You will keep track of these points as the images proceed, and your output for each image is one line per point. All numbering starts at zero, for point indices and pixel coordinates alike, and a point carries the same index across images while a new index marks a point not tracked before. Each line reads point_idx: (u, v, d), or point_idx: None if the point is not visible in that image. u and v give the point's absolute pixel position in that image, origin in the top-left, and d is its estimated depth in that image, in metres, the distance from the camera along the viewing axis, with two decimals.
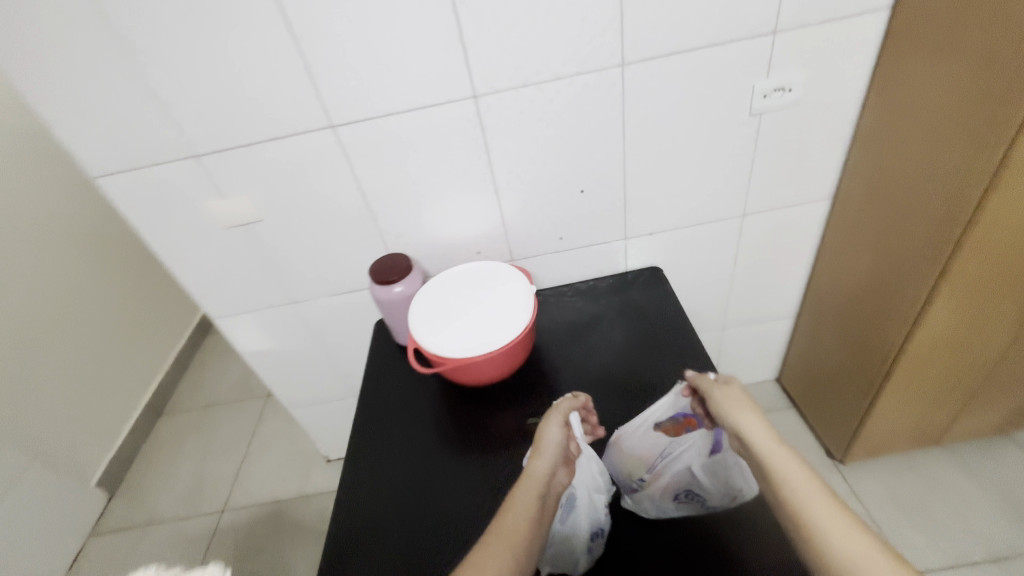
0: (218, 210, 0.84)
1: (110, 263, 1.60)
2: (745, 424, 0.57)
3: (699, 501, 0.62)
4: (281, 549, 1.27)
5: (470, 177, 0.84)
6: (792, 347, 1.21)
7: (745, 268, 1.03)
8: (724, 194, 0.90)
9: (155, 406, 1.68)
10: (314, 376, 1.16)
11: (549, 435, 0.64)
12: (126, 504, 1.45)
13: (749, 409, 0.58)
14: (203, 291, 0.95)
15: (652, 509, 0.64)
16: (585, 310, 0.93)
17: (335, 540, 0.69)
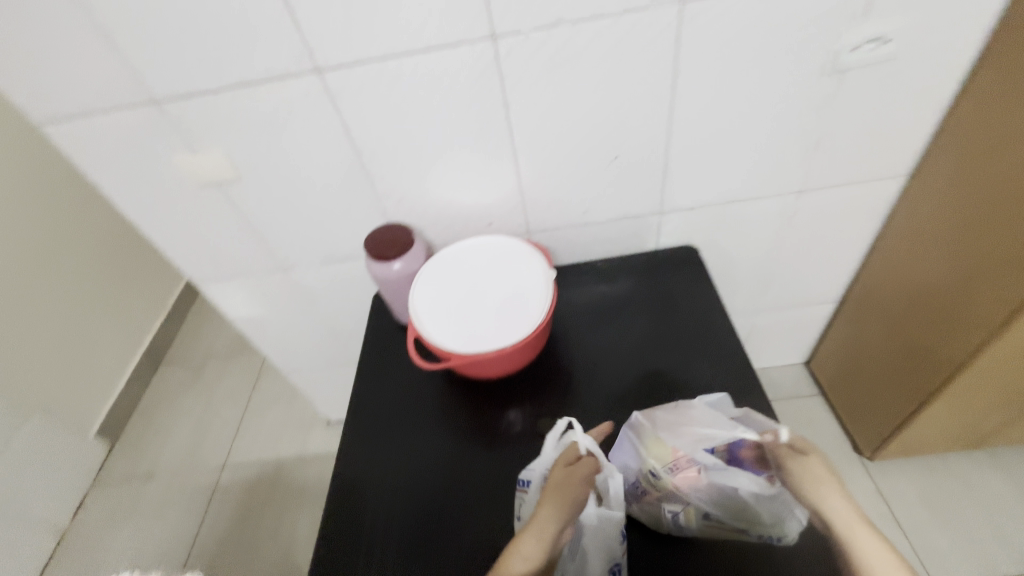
0: (189, 167, 0.72)
1: (94, 208, 1.50)
2: (828, 503, 0.47)
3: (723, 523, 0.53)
4: (281, 510, 1.26)
5: (484, 137, 0.71)
6: (828, 333, 1.10)
7: (790, 250, 0.91)
8: (781, 167, 0.76)
9: (152, 356, 1.64)
10: (309, 343, 1.08)
11: (569, 482, 0.53)
12: (128, 455, 1.45)
13: (836, 488, 0.48)
14: (182, 255, 0.86)
15: (667, 514, 0.54)
16: (608, 292, 0.82)
17: (329, 549, 0.62)
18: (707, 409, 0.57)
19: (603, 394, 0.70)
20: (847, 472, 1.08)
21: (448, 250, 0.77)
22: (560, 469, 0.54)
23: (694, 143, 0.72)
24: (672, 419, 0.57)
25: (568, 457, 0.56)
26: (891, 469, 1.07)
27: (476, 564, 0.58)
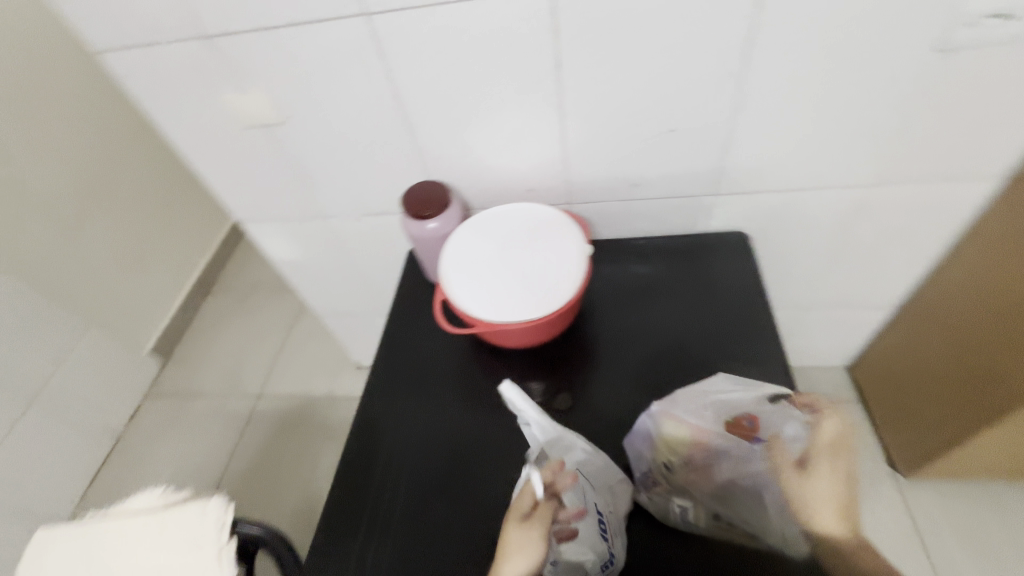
0: (237, 107, 0.72)
1: (153, 137, 1.56)
2: (826, 526, 0.47)
3: (739, 525, 0.51)
4: (308, 444, 1.34)
5: (531, 98, 0.67)
6: (879, 339, 1.03)
7: (852, 248, 0.83)
8: (855, 157, 0.69)
9: (202, 284, 1.74)
10: (343, 291, 1.10)
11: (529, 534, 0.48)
12: (176, 373, 1.57)
13: (831, 512, 0.48)
14: (228, 194, 0.88)
15: (675, 508, 0.52)
16: (646, 273, 0.78)
17: (343, 493, 0.64)
18: (731, 393, 0.53)
19: (628, 377, 0.68)
20: (878, 486, 1.03)
21: (483, 215, 0.75)
22: (515, 524, 0.48)
23: (760, 121, 0.66)
24: (693, 403, 0.54)
25: (522, 505, 0.49)
26: (926, 488, 1.02)
27: (481, 529, 0.59)
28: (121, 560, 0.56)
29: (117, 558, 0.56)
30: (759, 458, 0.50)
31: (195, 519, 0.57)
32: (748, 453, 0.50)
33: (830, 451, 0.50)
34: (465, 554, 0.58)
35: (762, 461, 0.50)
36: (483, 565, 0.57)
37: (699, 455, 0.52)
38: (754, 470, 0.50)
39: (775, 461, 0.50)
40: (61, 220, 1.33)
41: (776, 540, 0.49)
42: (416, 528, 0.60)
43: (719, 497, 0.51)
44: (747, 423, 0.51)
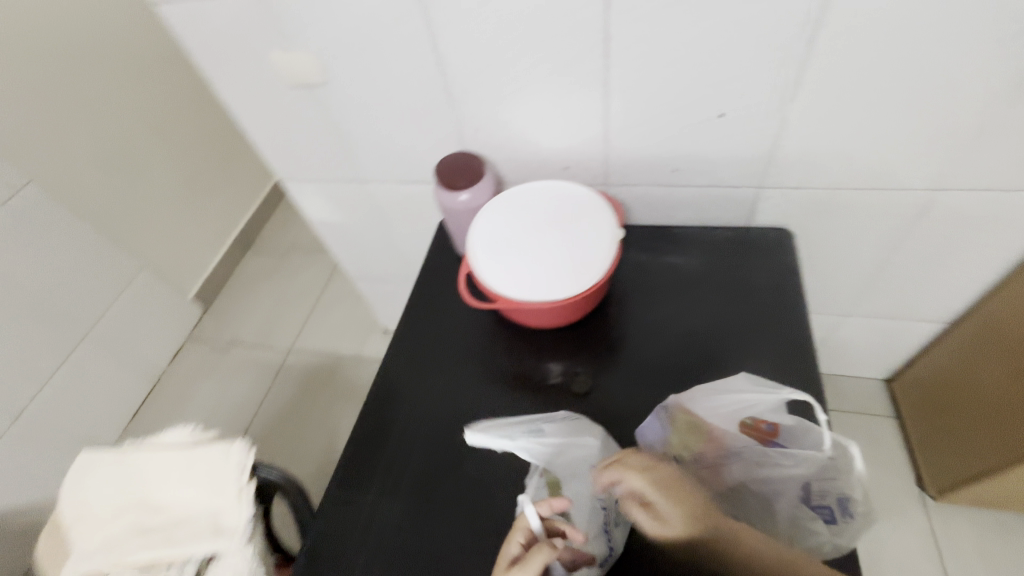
0: (282, 66, 0.73)
1: (206, 92, 1.61)
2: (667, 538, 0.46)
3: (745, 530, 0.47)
4: (332, 400, 1.39)
5: (575, 73, 0.64)
6: (924, 355, 0.97)
7: (906, 255, 0.78)
8: (920, 157, 0.64)
9: (245, 238, 1.81)
10: (375, 255, 1.12)
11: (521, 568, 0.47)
12: (216, 321, 1.65)
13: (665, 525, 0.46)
14: (271, 151, 0.90)
15: None
16: (679, 264, 0.76)
17: (356, 450, 0.66)
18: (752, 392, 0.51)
19: (649, 368, 0.67)
20: (903, 506, 0.99)
21: (516, 191, 0.74)
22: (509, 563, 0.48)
23: (818, 112, 0.62)
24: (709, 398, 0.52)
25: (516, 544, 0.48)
26: (956, 514, 0.97)
27: (487, 502, 0.60)
28: (155, 486, 0.61)
29: (150, 485, 0.61)
30: (778, 463, 0.47)
31: (220, 457, 0.61)
32: (766, 456, 0.47)
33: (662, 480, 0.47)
34: (469, 524, 0.58)
35: (781, 466, 0.47)
36: (486, 536, 0.57)
37: (710, 452, 0.50)
38: (772, 476, 0.47)
39: (796, 468, 0.46)
40: (118, 166, 1.40)
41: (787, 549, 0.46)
42: (420, 501, 0.61)
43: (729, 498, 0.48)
44: (767, 427, 0.49)
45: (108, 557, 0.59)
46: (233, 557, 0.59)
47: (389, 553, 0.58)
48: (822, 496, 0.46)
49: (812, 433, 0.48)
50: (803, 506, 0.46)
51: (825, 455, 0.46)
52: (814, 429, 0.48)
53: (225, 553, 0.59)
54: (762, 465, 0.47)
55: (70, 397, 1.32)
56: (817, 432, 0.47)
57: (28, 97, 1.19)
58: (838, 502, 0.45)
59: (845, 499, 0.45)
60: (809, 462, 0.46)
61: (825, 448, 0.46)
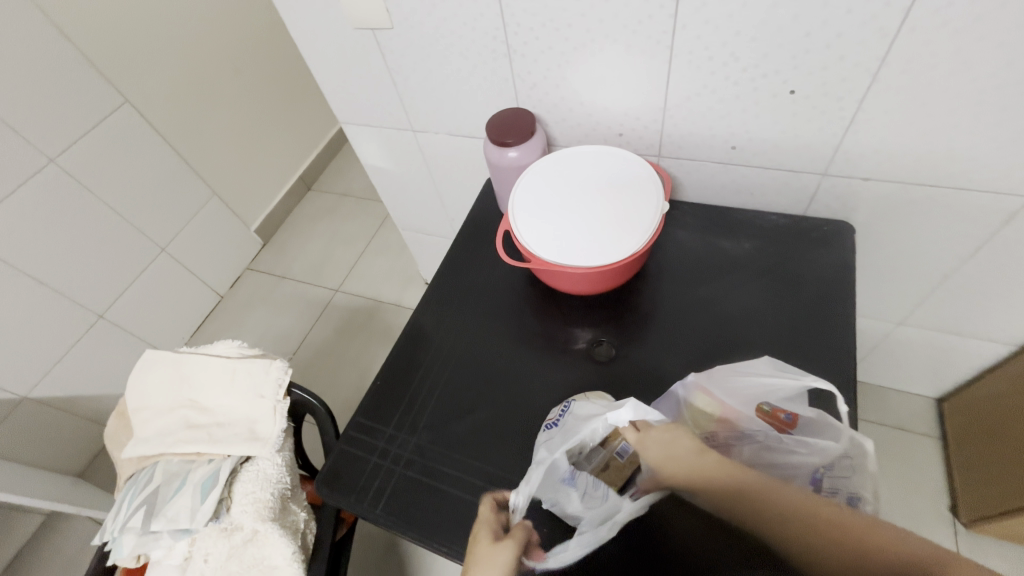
0: (350, 7, 0.74)
1: (280, 32, 1.66)
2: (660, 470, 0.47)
3: None
4: (369, 342, 1.47)
5: (641, 33, 0.62)
6: (986, 379, 0.90)
7: (981, 266, 0.71)
8: (1018, 158, 0.57)
9: (306, 180, 1.89)
10: (422, 207, 1.15)
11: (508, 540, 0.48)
12: (272, 255, 1.75)
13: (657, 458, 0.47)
14: (333, 92, 0.93)
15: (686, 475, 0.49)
16: (724, 247, 0.73)
17: (382, 385, 0.70)
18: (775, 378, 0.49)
19: (676, 346, 0.66)
20: (930, 531, 0.94)
21: (564, 153, 0.73)
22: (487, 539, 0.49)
23: (905, 97, 0.56)
24: (729, 378, 0.50)
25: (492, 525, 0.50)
26: (989, 549, 0.91)
27: (496, 450, 0.62)
28: (203, 390, 0.68)
29: (199, 388, 0.68)
30: (791, 451, 0.45)
31: (260, 373, 0.67)
32: (779, 443, 0.46)
33: (654, 443, 0.48)
34: (477, 467, 0.61)
35: (794, 454, 0.45)
36: (488, 487, 0.60)
37: (723, 432, 0.49)
38: (785, 463, 0.46)
39: (810, 457, 0.45)
40: (197, 98, 1.48)
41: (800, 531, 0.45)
42: (432, 445, 0.64)
43: None
44: (785, 417, 0.48)
45: (159, 444, 0.66)
46: (264, 462, 0.65)
47: (401, 481, 0.62)
48: (832, 492, 0.44)
49: (830, 426, 0.46)
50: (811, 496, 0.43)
51: (842, 448, 0.44)
52: (832, 422, 0.46)
53: (259, 458, 0.65)
54: (774, 450, 0.46)
55: (140, 307, 1.45)
56: (835, 426, 0.45)
57: (123, 23, 1.26)
58: (847, 501, 0.43)
59: (856, 498, 0.42)
60: (824, 454, 0.44)
61: (841, 442, 0.44)
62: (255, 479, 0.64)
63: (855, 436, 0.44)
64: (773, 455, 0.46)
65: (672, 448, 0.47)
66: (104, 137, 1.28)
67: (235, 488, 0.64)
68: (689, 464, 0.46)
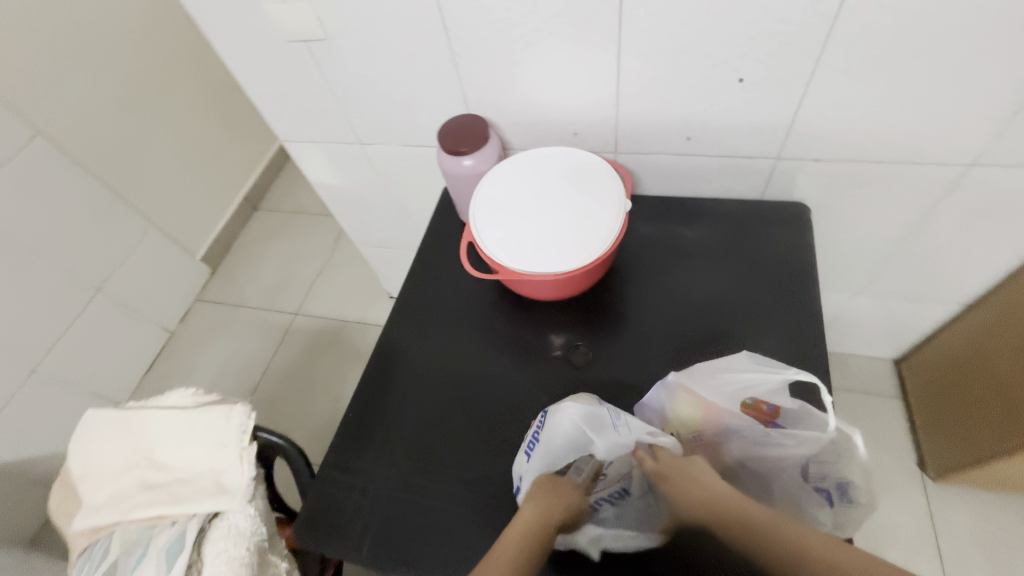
0: (279, 18, 0.70)
1: (207, 45, 1.55)
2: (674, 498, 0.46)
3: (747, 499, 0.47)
4: (337, 364, 1.41)
5: (587, 31, 0.60)
6: (938, 338, 0.94)
7: (928, 233, 0.74)
8: (953, 131, 0.59)
9: (251, 200, 1.79)
10: (378, 220, 1.10)
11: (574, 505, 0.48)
12: (223, 283, 1.66)
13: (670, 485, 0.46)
14: (269, 108, 0.87)
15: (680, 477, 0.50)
16: (683, 238, 0.73)
17: (355, 417, 0.66)
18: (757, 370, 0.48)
19: (651, 342, 0.65)
20: (900, 487, 0.98)
21: (520, 157, 0.71)
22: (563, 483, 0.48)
23: (849, 78, 0.57)
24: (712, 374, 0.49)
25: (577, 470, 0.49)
26: (954, 497, 0.96)
27: (481, 471, 0.60)
28: (157, 446, 0.62)
29: (153, 443, 0.62)
30: (780, 444, 0.45)
31: (221, 420, 0.62)
32: (765, 437, 0.45)
33: (671, 470, 0.46)
34: (463, 489, 0.59)
35: (783, 447, 0.45)
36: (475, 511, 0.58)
37: (710, 428, 0.48)
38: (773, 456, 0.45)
39: (797, 448, 0.44)
40: (122, 123, 1.37)
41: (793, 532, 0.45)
42: (414, 473, 0.61)
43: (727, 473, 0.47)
44: (768, 408, 0.47)
45: (113, 513, 0.61)
46: (236, 515, 0.60)
47: (384, 516, 0.59)
48: (821, 478, 0.44)
49: (811, 416, 0.46)
50: (803, 487, 0.44)
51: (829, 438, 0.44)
52: (813, 412, 0.45)
53: (229, 512, 0.60)
54: (761, 445, 0.45)
55: (81, 353, 1.35)
56: (821, 416, 0.45)
57: (26, 48, 1.15)
58: (837, 485, 0.44)
59: (845, 482, 0.43)
60: (810, 445, 0.43)
61: (828, 431, 0.43)
62: (228, 535, 0.59)
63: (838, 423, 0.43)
64: (763, 450, 0.45)
65: (690, 476, 0.45)
66: (17, 175, 1.17)
67: (205, 549, 0.59)
68: (708, 495, 0.44)
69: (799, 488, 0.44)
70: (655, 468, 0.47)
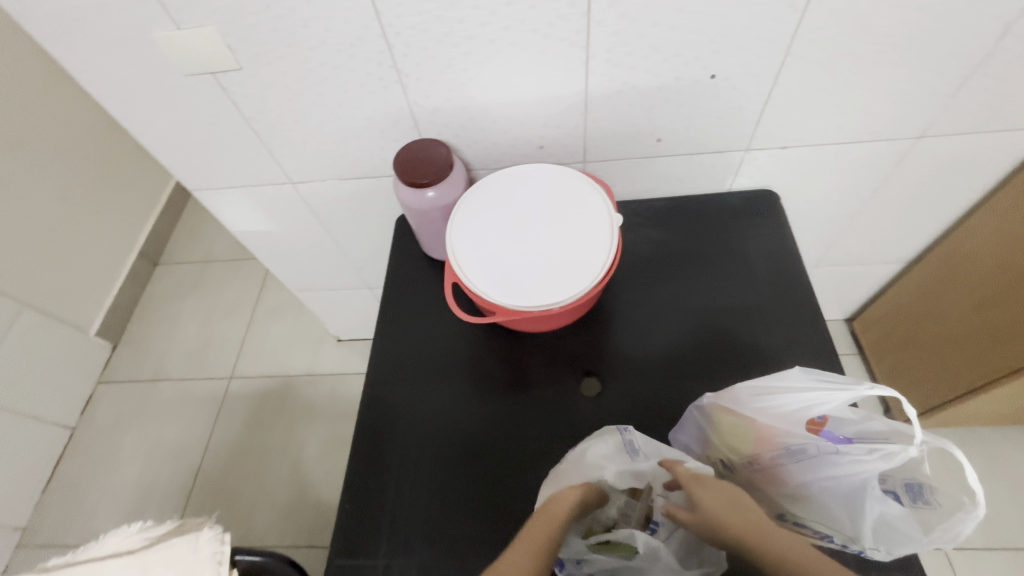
0: (176, 49, 0.57)
1: (67, 82, 1.29)
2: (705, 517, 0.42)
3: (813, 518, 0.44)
4: (291, 426, 1.26)
5: (553, 39, 0.55)
6: (884, 293, 1.02)
7: (879, 203, 0.78)
8: (909, 107, 0.62)
9: (148, 254, 1.55)
10: (318, 262, 0.98)
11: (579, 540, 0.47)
12: (131, 357, 1.42)
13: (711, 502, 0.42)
14: (172, 155, 0.73)
15: None
16: (662, 242, 0.70)
17: (352, 507, 0.57)
18: (812, 376, 0.44)
19: (658, 356, 0.62)
20: None
21: (487, 180, 0.65)
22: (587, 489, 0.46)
23: (816, 66, 0.57)
24: (761, 391, 0.45)
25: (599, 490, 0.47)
26: None
27: (503, 534, 0.53)
28: None
29: None
30: (853, 459, 0.41)
31: (185, 555, 0.49)
32: (840, 456, 0.41)
33: (711, 505, 0.42)
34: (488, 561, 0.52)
35: (859, 462, 0.40)
36: None
37: (767, 448, 0.45)
38: (841, 471, 0.41)
39: (876, 463, 0.40)
40: None
41: (870, 549, 0.42)
42: (434, 561, 0.53)
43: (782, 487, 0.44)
44: (817, 419, 0.44)
45: None
46: None
47: None
48: (884, 480, 0.43)
49: (873, 423, 0.43)
50: (879, 501, 0.41)
51: (916, 450, 0.39)
52: (877, 419, 0.43)
53: None
54: (830, 462, 0.41)
55: None
56: (897, 426, 0.41)
57: None
58: (905, 486, 0.42)
59: (913, 484, 0.42)
60: (894, 460, 0.39)
61: (915, 444, 0.39)
62: None
63: (926, 436, 0.39)
64: (831, 468, 0.41)
65: (729, 501, 0.42)
66: None
67: None
68: (740, 521, 0.41)
69: (878, 501, 0.41)
70: (691, 514, 0.43)
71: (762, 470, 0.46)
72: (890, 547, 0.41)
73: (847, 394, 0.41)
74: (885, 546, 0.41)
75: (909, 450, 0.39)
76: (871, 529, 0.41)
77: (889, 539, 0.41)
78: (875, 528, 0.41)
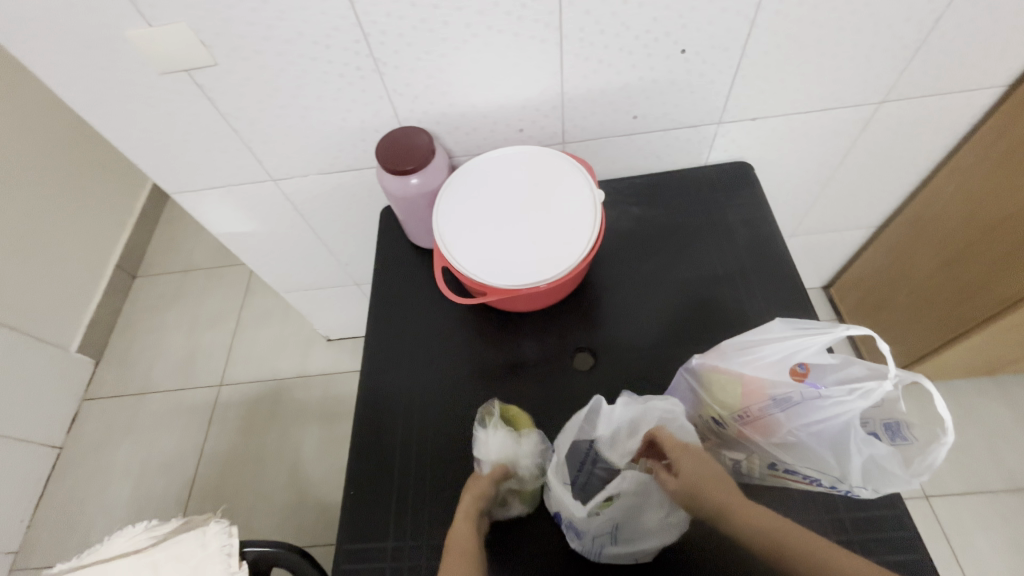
0: (147, 46, 0.56)
1: (27, 93, 1.25)
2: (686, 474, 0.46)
3: (804, 466, 0.46)
4: (286, 428, 1.25)
5: (528, 20, 0.56)
6: (859, 258, 1.06)
7: (848, 170, 0.81)
8: (871, 72, 0.65)
9: (125, 266, 1.51)
10: (303, 260, 0.97)
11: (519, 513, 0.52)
12: (115, 372, 1.39)
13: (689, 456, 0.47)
14: (148, 157, 0.72)
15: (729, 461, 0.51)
16: (645, 217, 0.72)
17: (355, 490, 0.57)
18: (793, 327, 0.47)
19: (647, 325, 0.64)
20: None
21: (472, 164, 0.66)
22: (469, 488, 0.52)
23: (781, 36, 0.59)
24: (748, 344, 0.48)
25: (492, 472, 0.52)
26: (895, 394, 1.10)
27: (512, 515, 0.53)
28: None
29: None
30: (835, 402, 0.43)
31: (194, 552, 0.50)
32: (822, 400, 0.44)
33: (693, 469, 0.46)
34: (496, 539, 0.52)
35: (840, 404, 0.43)
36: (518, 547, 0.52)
37: (755, 404, 0.47)
38: (823, 414, 0.44)
39: (855, 402, 0.42)
40: None
41: (857, 488, 0.45)
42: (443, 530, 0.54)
43: (773, 437, 0.47)
44: (800, 368, 0.46)
45: None
46: None
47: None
48: (865, 423, 0.45)
49: (853, 367, 0.45)
50: (862, 440, 0.44)
51: (892, 384, 0.41)
52: (856, 362, 0.45)
53: None
54: (813, 407, 0.44)
55: None
56: (872, 366, 0.44)
57: None
58: (884, 426, 0.45)
59: (892, 423, 0.44)
60: (872, 396, 0.42)
61: (890, 379, 0.41)
62: None
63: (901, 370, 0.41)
64: (817, 413, 0.44)
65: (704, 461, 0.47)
66: None
67: None
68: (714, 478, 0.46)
69: (862, 441, 0.43)
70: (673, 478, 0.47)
71: (752, 426, 0.48)
72: (877, 485, 0.44)
73: (824, 337, 0.44)
74: (871, 484, 0.44)
75: (885, 386, 0.41)
76: (858, 469, 0.44)
77: (875, 477, 0.44)
78: (862, 468, 0.44)
